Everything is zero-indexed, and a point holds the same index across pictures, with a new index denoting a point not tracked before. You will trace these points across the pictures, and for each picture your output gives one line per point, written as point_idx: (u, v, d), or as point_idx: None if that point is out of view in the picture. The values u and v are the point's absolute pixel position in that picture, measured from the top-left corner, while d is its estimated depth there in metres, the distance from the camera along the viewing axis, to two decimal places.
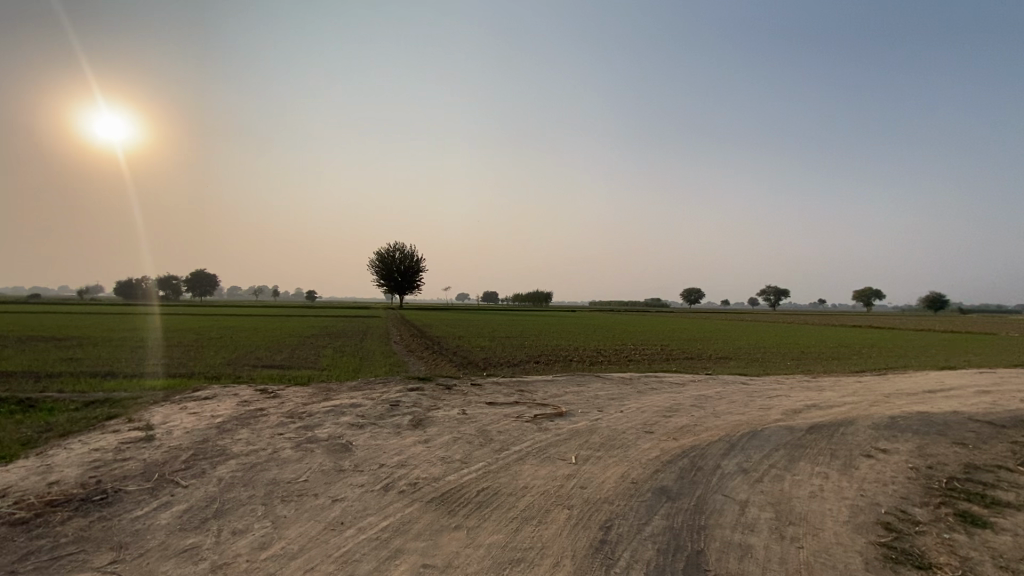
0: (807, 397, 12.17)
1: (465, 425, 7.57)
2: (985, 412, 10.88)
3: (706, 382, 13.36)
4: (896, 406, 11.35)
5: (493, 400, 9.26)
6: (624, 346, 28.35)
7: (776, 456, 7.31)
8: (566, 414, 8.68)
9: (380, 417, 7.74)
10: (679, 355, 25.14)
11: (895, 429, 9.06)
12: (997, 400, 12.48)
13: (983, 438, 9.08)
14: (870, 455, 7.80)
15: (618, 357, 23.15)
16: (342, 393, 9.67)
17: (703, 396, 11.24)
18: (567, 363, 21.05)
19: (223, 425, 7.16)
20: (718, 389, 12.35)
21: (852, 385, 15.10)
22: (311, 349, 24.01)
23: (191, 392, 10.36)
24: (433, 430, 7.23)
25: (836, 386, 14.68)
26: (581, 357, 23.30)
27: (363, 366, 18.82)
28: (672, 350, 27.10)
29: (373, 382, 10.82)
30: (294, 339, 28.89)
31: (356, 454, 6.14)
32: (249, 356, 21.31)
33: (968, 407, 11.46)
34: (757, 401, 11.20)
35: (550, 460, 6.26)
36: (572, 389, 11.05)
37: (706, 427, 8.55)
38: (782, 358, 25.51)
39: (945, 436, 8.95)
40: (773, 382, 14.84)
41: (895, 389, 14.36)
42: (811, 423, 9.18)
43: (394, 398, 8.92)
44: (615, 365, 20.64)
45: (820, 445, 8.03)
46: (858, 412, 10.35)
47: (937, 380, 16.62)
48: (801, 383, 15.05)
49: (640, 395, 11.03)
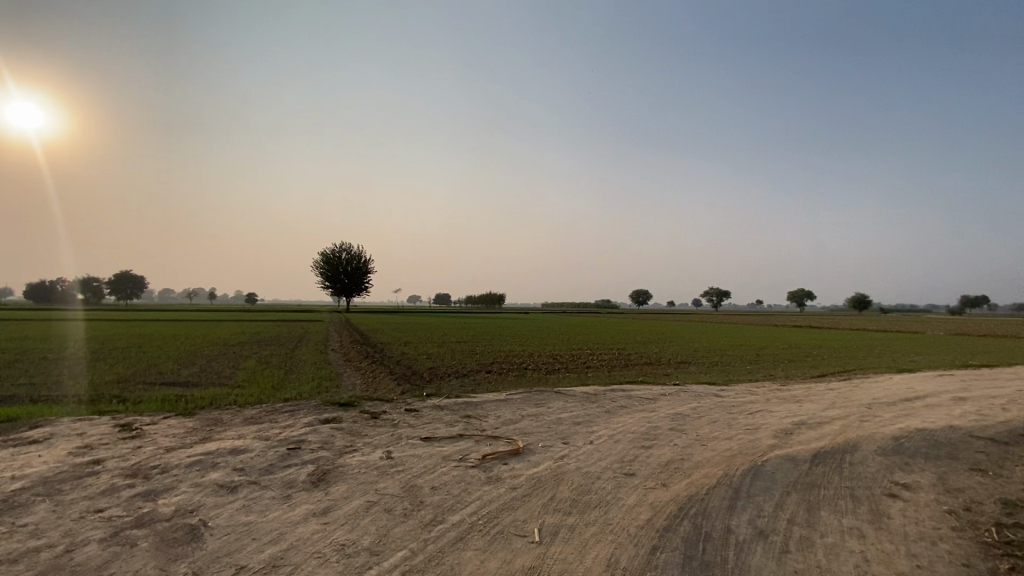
0: (790, 412, 10.86)
1: (386, 478, 5.53)
2: (981, 425, 9.88)
3: (678, 396, 11.87)
4: (888, 421, 10.19)
5: (430, 435, 7.23)
6: (581, 352, 26.87)
7: (792, 506, 5.72)
8: (523, 452, 6.79)
9: (266, 471, 5.57)
10: (638, 361, 23.88)
11: (905, 454, 7.74)
12: (981, 409, 11.63)
13: (999, 461, 7.91)
14: (894, 494, 6.37)
15: (576, 365, 21.58)
16: (231, 431, 7.35)
17: (681, 417, 9.65)
18: (523, 373, 19.20)
19: (16, 497, 4.80)
20: (694, 406, 10.83)
21: (826, 393, 14.08)
22: (230, 361, 20.98)
23: (21, 431, 7.69)
24: (339, 492, 5.15)
25: (810, 395, 13.57)
26: (536, 365, 21.55)
27: (286, 381, 16.24)
28: (631, 355, 25.85)
29: (278, 411, 8.52)
30: (213, 349, 25.47)
31: (206, 549, 4.00)
32: (150, 370, 18.13)
33: (959, 418, 10.48)
34: (740, 420, 9.72)
35: (502, 540, 4.36)
36: (529, 411, 9.20)
37: (696, 463, 6.90)
38: (742, 362, 24.77)
39: (960, 462, 7.70)
40: (746, 392, 13.55)
41: (872, 397, 13.38)
42: (813, 451, 7.72)
43: (296, 437, 6.73)
44: (574, 375, 19.00)
45: (833, 483, 6.54)
46: (854, 431, 9.05)
47: (905, 385, 15.93)
48: (774, 392, 13.85)
49: (609, 417, 9.31)
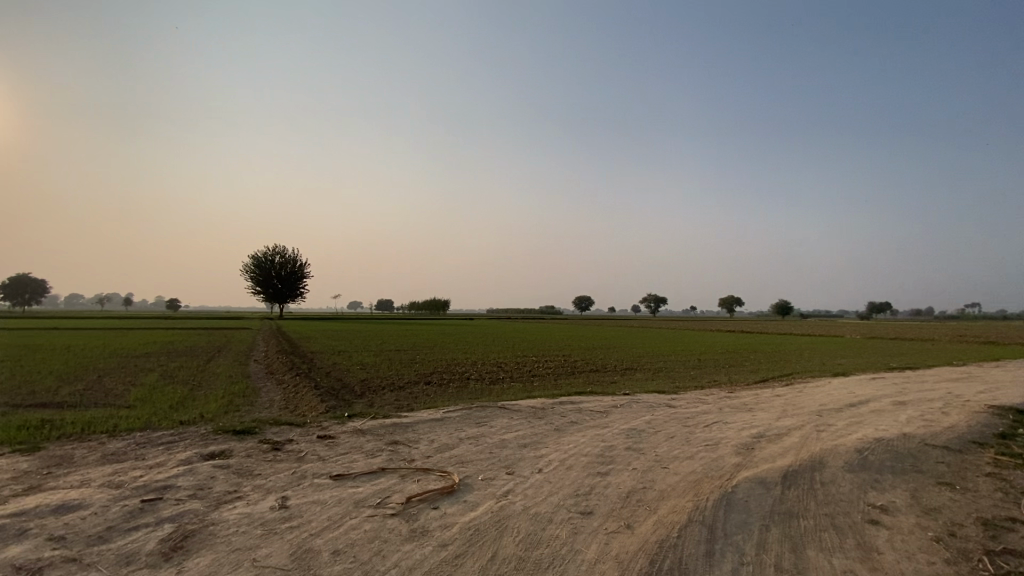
0: (746, 423, 10.27)
1: (273, 541, 4.16)
2: (932, 431, 9.68)
3: (629, 409, 11.05)
4: (844, 430, 9.78)
5: (344, 471, 5.88)
6: (526, 359, 25.90)
7: (775, 546, 4.85)
8: (458, 488, 5.59)
9: (99, 541, 4.05)
10: (584, 368, 23.20)
11: (873, 469, 7.19)
12: (924, 413, 11.60)
13: (961, 472, 7.55)
14: (874, 519, 5.71)
15: (521, 374, 20.55)
16: (78, 474, 5.67)
17: (636, 433, 8.77)
18: (464, 384, 17.91)
19: None
20: (647, 419, 9.99)
21: (774, 399, 13.78)
22: (127, 376, 18.28)
23: None
24: (200, 568, 3.75)
25: (759, 402, 13.20)
26: (479, 374, 20.32)
27: (189, 400, 14.09)
28: (577, 362, 25.15)
29: (151, 445, 6.82)
30: (111, 362, 22.33)
31: None
32: (21, 389, 15.33)
33: (910, 424, 10.29)
34: (698, 435, 8.94)
35: None
36: (468, 432, 7.98)
37: (660, 492, 5.96)
38: (685, 367, 24.70)
39: (927, 475, 7.25)
40: (696, 401, 13.00)
41: (819, 403, 13.17)
42: (781, 469, 7.00)
43: (160, 485, 5.19)
44: (519, 385, 17.92)
45: (810, 509, 5.79)
46: (815, 444, 8.51)
47: (845, 389, 16.04)
48: (724, 400, 13.37)
49: (558, 437, 8.24)
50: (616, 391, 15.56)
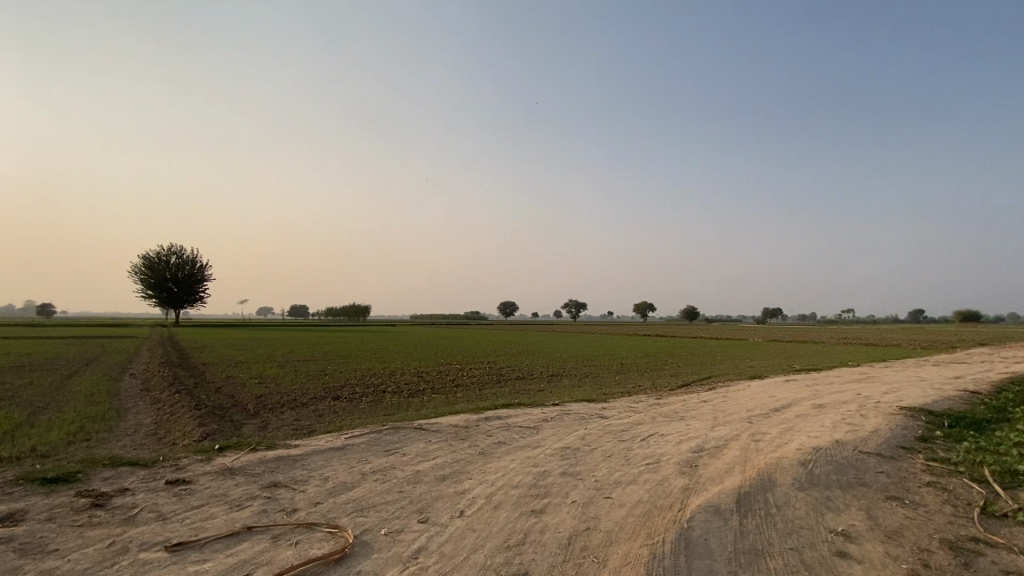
0: (682, 434, 9.61)
1: None
2: (860, 437, 9.58)
3: (560, 422, 10.03)
4: (778, 438, 9.43)
5: (188, 539, 4.25)
6: (448, 368, 24.40)
7: None
8: (350, 552, 4.19)
9: None
10: (510, 376, 22.14)
11: (824, 486, 6.66)
12: (845, 417, 11.71)
13: (902, 483, 7.27)
14: (842, 550, 5.03)
15: (443, 384, 19.06)
16: None
17: (571, 454, 7.74)
18: (379, 398, 16.14)
19: None
20: (581, 435, 9.00)
21: (703, 405, 13.48)
22: None
23: None
24: None
25: (689, 409, 12.77)
26: (396, 386, 18.55)
27: (22, 429, 11.21)
28: (502, 370, 24.01)
29: None
30: None
31: None
32: None
33: (838, 430, 10.18)
34: (637, 452, 8.08)
35: None
36: (372, 464, 6.52)
37: (606, 534, 4.91)
38: (610, 372, 24.39)
39: (874, 489, 6.85)
40: (628, 410, 12.29)
41: (746, 408, 12.99)
42: (734, 492, 6.23)
43: None
44: (439, 396, 16.43)
45: (775, 543, 5.01)
46: (757, 456, 7.96)
47: (765, 392, 16.22)
48: (655, 408, 12.80)
49: (483, 463, 6.99)
50: (544, 400, 14.59)
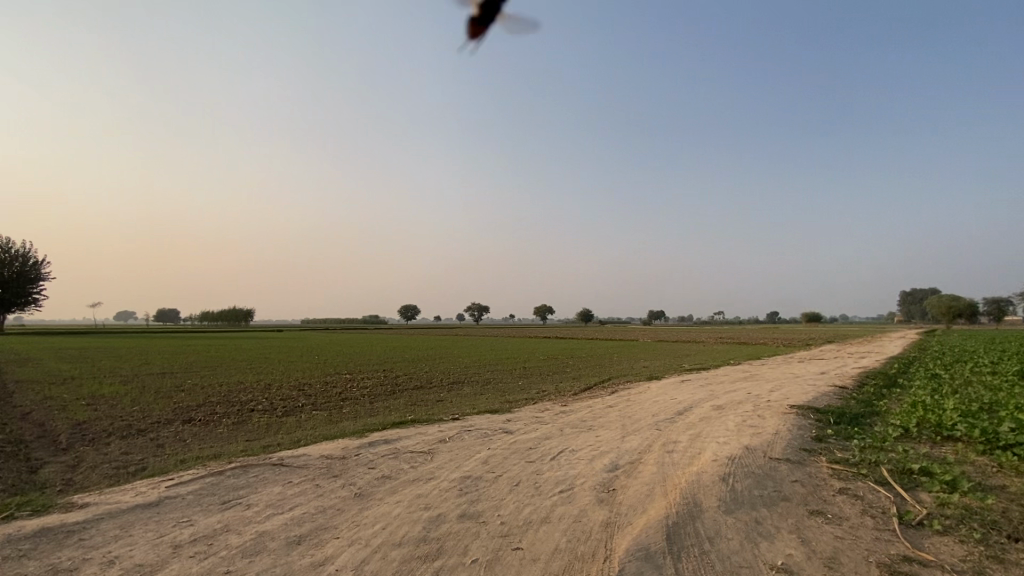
0: (594, 449, 8.72)
1: None
2: (766, 442, 9.38)
3: (459, 443, 8.66)
4: (690, 447, 8.90)
5: None
6: (336, 380, 21.90)
7: None
8: None
9: None
10: (405, 386, 20.34)
11: (750, 506, 6.02)
12: (745, 418, 11.68)
13: (818, 492, 6.92)
14: None
15: (326, 399, 16.77)
16: None
17: (471, 486, 6.43)
18: (244, 421, 13.59)
19: None
20: (483, 459, 7.71)
21: (609, 411, 12.89)
22: None
23: None
24: None
25: (596, 416, 12.05)
26: (268, 405, 15.92)
27: None
28: (397, 380, 22.06)
29: None
30: None
31: None
32: None
33: (743, 434, 9.96)
34: (546, 476, 6.97)
35: None
36: (193, 530, 4.70)
37: None
38: (513, 377, 23.49)
39: (796, 504, 6.36)
40: (533, 421, 11.24)
41: (651, 412, 12.60)
42: (661, 527, 5.31)
43: None
44: (320, 414, 14.28)
45: None
46: (675, 473, 7.24)
47: (665, 394, 16.18)
48: (563, 417, 11.90)
49: (357, 511, 5.43)
50: (442, 414, 13.14)
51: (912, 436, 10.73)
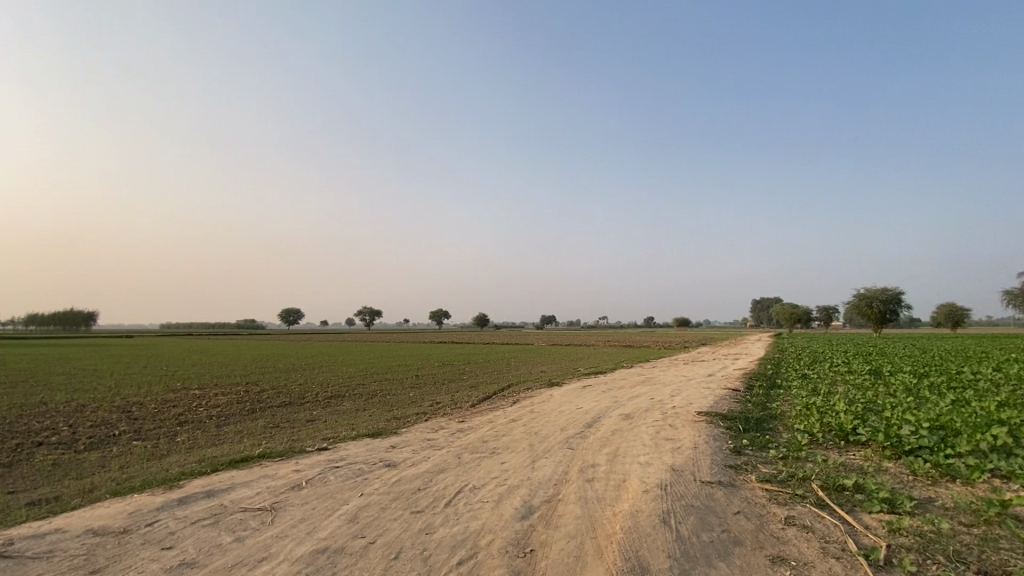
0: (499, 483, 6.94)
1: None
2: (689, 459, 8.30)
3: (319, 490, 6.35)
4: (612, 471, 7.48)
5: None
6: (180, 398, 17.80)
7: None
8: None
9: None
10: (270, 403, 17.02)
11: (706, 563, 4.62)
12: (659, 429, 10.68)
13: (768, 527, 5.78)
14: None
15: (154, 426, 13.11)
16: None
17: (327, 570, 4.29)
18: (17, 462, 9.85)
19: None
20: (350, 515, 5.54)
21: (512, 426, 11.23)
22: None
23: None
24: None
25: (498, 435, 10.29)
26: (67, 436, 12.01)
27: None
28: (261, 396, 18.51)
29: None
30: None
31: None
32: None
33: (663, 450, 8.81)
34: (439, 537, 5.04)
35: None
36: None
37: None
38: (402, 388, 20.99)
39: (752, 550, 5.11)
40: (424, 446, 9.16)
41: (559, 425, 11.16)
42: None
43: None
44: (140, 447, 10.91)
45: None
46: (605, 515, 5.68)
47: (570, 401, 14.94)
48: (460, 438, 9.97)
49: None
50: (307, 442, 10.51)
51: (819, 443, 10.45)
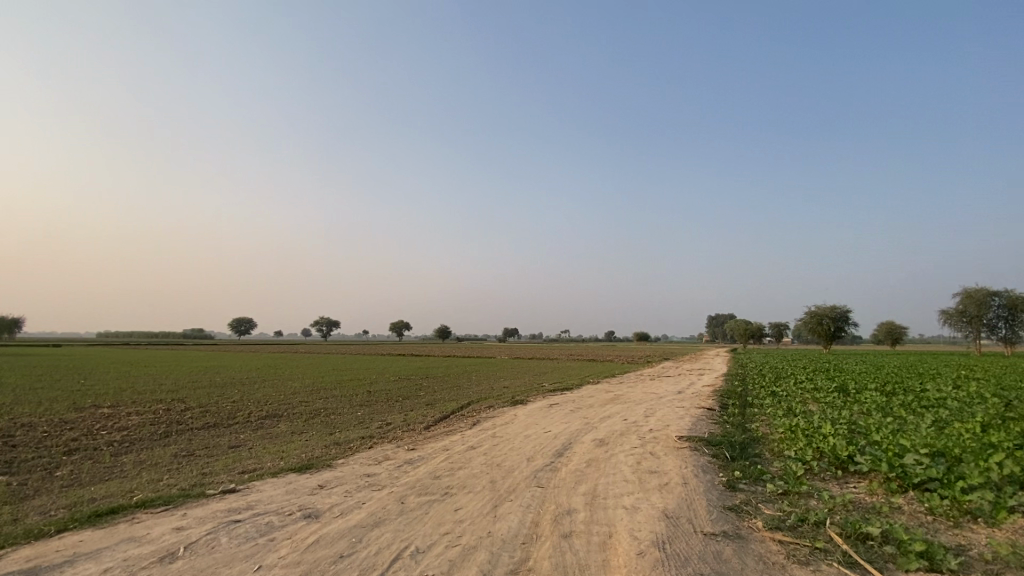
0: (450, 542, 5.38)
1: None
2: (682, 500, 6.94)
3: (200, 563, 4.62)
4: (593, 521, 6.03)
5: None
6: (83, 419, 15.29)
7: None
8: None
9: None
10: (190, 425, 14.73)
11: None
12: (638, 459, 9.33)
13: None
14: None
15: (33, 457, 10.81)
16: None
17: None
18: None
19: None
20: None
21: (469, 456, 9.64)
22: None
23: None
24: None
25: (454, 468, 8.67)
26: None
27: None
28: (182, 416, 16.10)
29: None
30: None
31: None
32: None
33: (650, 488, 7.44)
34: None
35: None
36: None
37: None
38: (350, 407, 18.94)
39: None
40: (360, 487, 7.45)
41: (525, 455, 9.65)
42: None
43: None
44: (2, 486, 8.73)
45: None
46: None
47: (536, 422, 13.44)
48: (408, 474, 8.30)
49: None
50: (217, 481, 8.57)
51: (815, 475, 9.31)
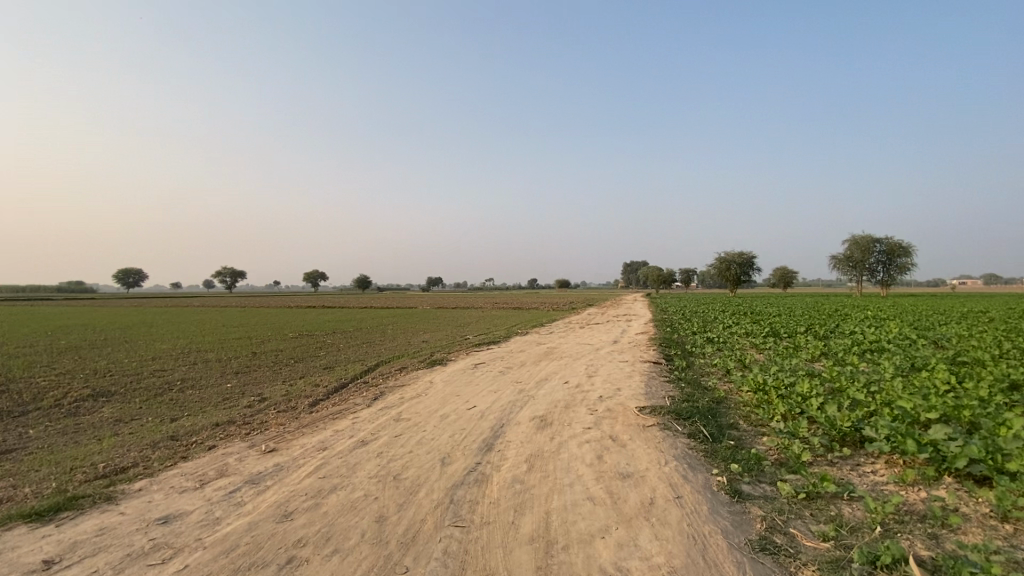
0: None
1: None
2: (688, 542, 4.26)
3: None
4: None
5: None
6: None
7: None
8: None
9: None
10: None
11: None
12: (598, 450, 6.63)
13: None
14: None
15: None
16: None
17: None
18: None
19: None
20: None
21: (352, 462, 6.45)
22: None
23: None
24: None
25: (323, 494, 5.46)
26: None
27: None
28: None
29: None
30: None
31: None
32: None
33: (633, 516, 4.70)
34: None
35: None
36: None
37: None
38: (221, 377, 14.90)
39: None
40: (126, 562, 4.05)
41: (437, 454, 6.64)
42: None
43: None
44: None
45: None
46: None
47: (457, 392, 10.45)
48: (239, 513, 4.99)
49: None
50: None
51: (822, 461, 7.10)
